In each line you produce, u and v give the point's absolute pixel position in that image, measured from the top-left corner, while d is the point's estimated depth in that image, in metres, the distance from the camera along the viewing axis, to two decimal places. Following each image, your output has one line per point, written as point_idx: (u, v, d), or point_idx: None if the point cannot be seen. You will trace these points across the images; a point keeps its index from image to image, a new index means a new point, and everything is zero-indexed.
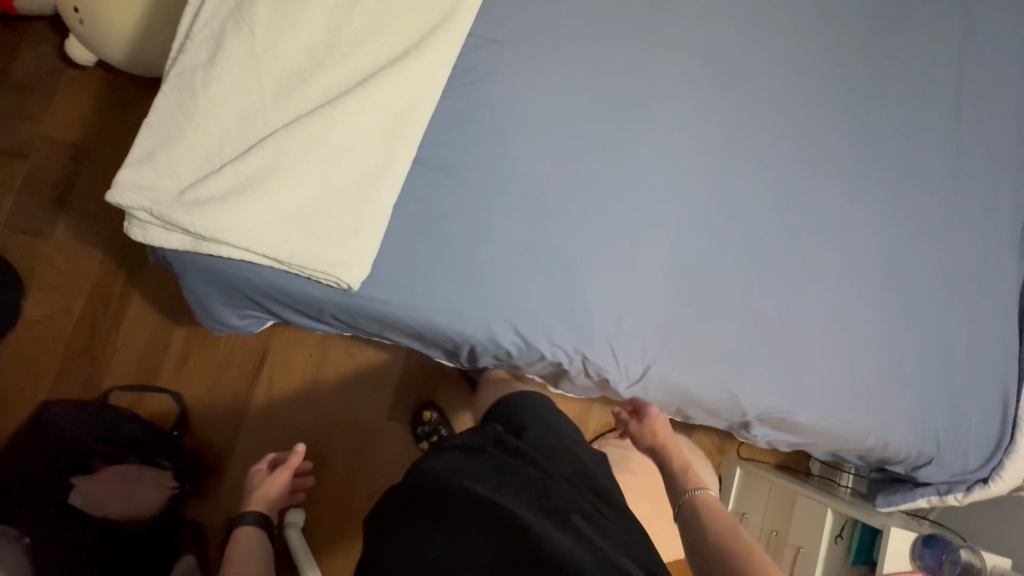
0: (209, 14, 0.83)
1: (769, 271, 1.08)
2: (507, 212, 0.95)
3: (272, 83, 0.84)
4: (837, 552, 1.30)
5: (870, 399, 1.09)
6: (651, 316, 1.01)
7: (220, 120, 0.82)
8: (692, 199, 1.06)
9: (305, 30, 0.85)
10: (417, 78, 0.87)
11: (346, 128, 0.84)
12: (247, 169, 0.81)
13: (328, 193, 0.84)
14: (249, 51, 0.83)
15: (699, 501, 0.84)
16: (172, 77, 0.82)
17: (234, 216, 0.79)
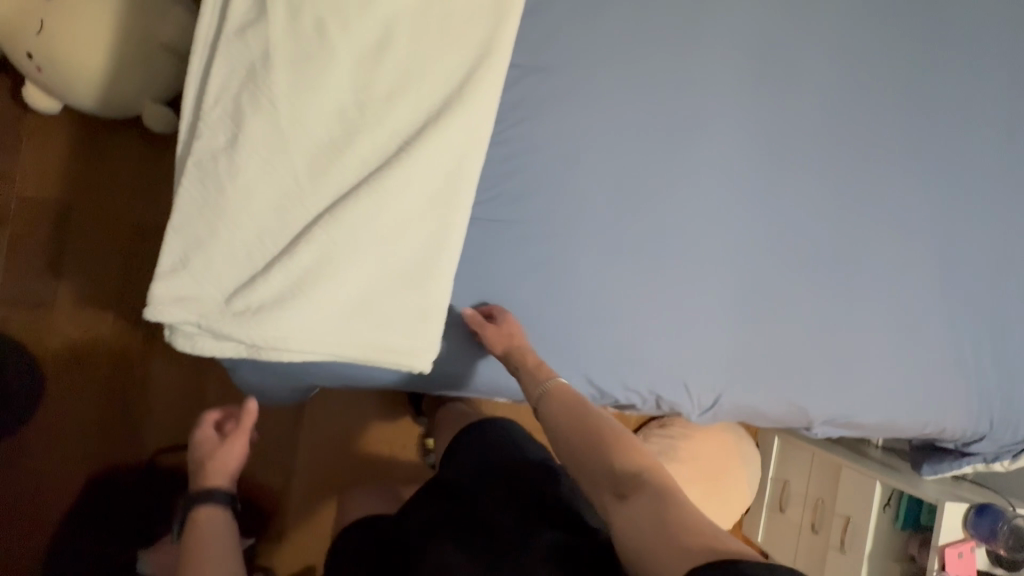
0: (217, 88, 0.72)
1: (829, 277, 1.06)
2: (569, 260, 0.91)
3: (305, 161, 0.74)
4: (885, 519, 1.37)
5: (930, 390, 1.11)
6: (719, 343, 1.00)
7: (257, 213, 0.73)
8: (749, 212, 1.02)
9: (332, 96, 0.75)
10: (464, 130, 0.78)
11: (395, 204, 0.76)
12: (297, 267, 0.73)
13: (385, 277, 0.77)
14: (274, 128, 0.72)
15: (548, 395, 0.80)
16: (190, 168, 0.72)
17: (293, 321, 0.73)
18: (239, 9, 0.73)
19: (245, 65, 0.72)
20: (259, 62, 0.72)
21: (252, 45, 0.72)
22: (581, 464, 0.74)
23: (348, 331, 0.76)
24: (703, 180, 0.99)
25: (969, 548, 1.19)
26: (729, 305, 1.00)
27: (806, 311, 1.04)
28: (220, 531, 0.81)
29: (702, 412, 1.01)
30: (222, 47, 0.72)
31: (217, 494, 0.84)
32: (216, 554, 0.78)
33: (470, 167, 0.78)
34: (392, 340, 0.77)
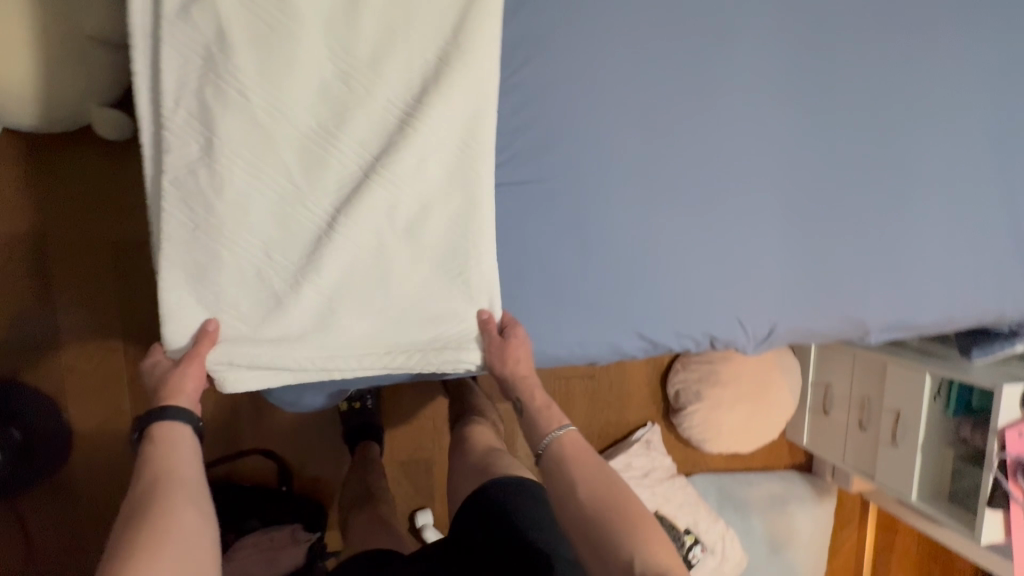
0: (176, 88, 0.67)
1: (871, 179, 1.00)
2: (606, 212, 0.83)
3: (297, 156, 0.70)
4: (936, 408, 1.36)
5: (986, 278, 1.07)
6: (769, 270, 0.93)
7: (261, 224, 0.70)
8: (780, 120, 0.94)
9: (308, 72, 0.68)
10: (470, 88, 0.72)
11: (408, 185, 0.71)
12: (322, 275, 0.70)
13: (416, 267, 0.74)
14: (254, 125, 0.68)
15: (569, 458, 0.81)
16: (170, 187, 0.68)
17: (331, 327, 0.72)
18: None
19: (198, 53, 0.66)
20: (219, 48, 0.66)
21: (201, 29, 0.66)
22: (594, 542, 0.74)
23: (389, 328, 0.74)
24: (729, 93, 0.91)
25: None
26: (774, 227, 0.93)
27: (852, 220, 0.98)
28: (185, 452, 0.68)
29: (757, 344, 0.96)
30: (167, 38, 0.66)
31: (181, 416, 0.70)
32: (184, 480, 0.65)
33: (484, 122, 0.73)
34: (445, 329, 0.77)
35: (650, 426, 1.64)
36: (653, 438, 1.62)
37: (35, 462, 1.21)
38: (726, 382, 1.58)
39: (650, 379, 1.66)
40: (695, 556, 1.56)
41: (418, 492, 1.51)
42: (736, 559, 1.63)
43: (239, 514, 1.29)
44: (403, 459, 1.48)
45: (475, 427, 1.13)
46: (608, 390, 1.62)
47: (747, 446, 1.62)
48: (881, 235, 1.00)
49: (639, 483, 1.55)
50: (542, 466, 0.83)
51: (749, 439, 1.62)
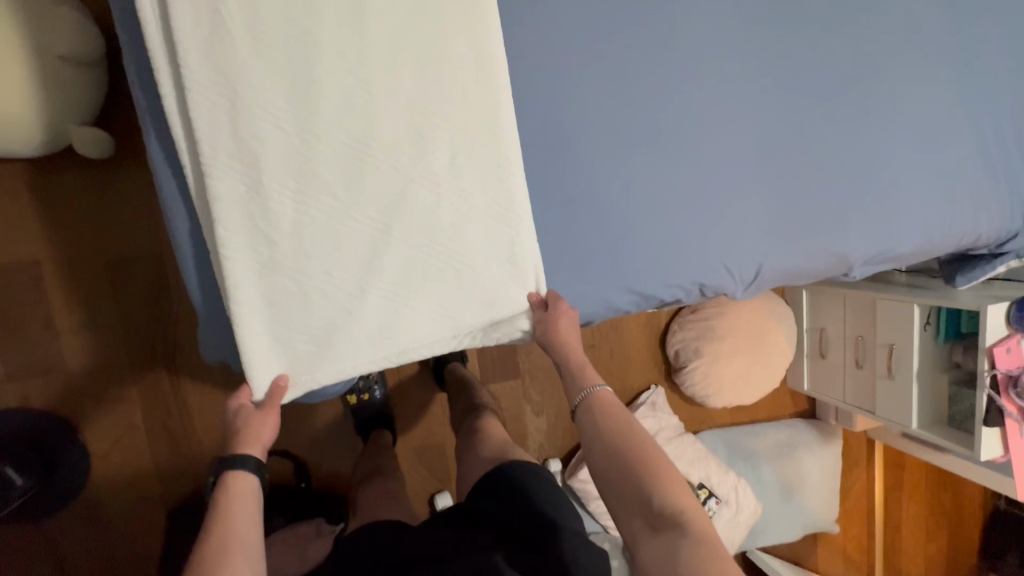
0: (210, 128, 0.65)
1: (840, 116, 1.02)
2: (585, 173, 0.86)
3: (337, 159, 0.69)
4: (928, 337, 1.40)
5: (962, 202, 1.10)
6: (751, 213, 0.96)
7: (318, 237, 0.70)
8: (746, 67, 0.96)
9: (331, 87, 0.68)
10: (472, 57, 0.72)
11: (453, 189, 0.73)
12: (385, 283, 0.73)
13: (479, 249, 0.76)
14: (293, 152, 0.68)
15: (599, 405, 0.81)
16: (227, 229, 0.67)
17: (402, 329, 0.75)
18: (187, 26, 0.63)
19: (225, 91, 0.65)
20: (245, 83, 0.65)
21: (222, 64, 0.64)
22: (618, 484, 0.75)
23: (469, 320, 0.77)
24: (692, 44, 0.93)
25: (1015, 342, 1.22)
26: (750, 170, 0.96)
27: (826, 159, 1.01)
28: (251, 506, 0.68)
29: (746, 287, 0.99)
30: (192, 80, 0.64)
31: (247, 464, 0.69)
32: (246, 539, 0.65)
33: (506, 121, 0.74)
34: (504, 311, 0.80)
35: (654, 388, 1.67)
36: (658, 399, 1.65)
37: (56, 482, 1.22)
38: (723, 336, 1.61)
39: (649, 343, 1.69)
40: (710, 509, 1.60)
41: (434, 476, 1.54)
42: (751, 506, 1.66)
43: (262, 514, 1.31)
44: (417, 445, 1.51)
45: (487, 420, 1.19)
46: (608, 358, 1.65)
47: (749, 398, 1.66)
48: (857, 168, 1.03)
49: None
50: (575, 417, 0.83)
51: (749, 391, 1.66)
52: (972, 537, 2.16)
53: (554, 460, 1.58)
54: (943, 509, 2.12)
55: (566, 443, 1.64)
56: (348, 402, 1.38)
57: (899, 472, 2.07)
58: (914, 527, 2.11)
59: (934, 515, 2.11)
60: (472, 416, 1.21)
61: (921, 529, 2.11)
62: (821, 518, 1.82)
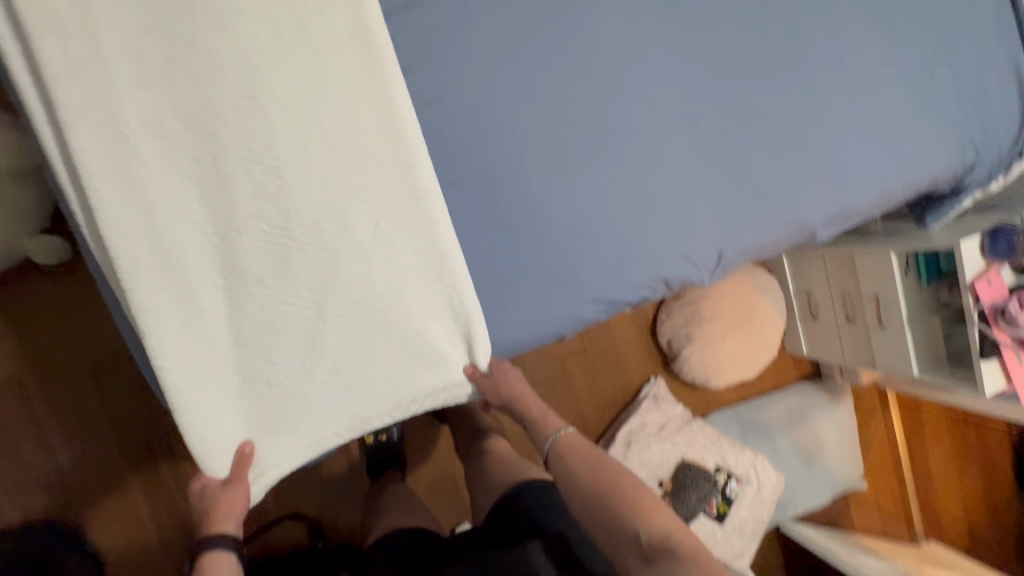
0: (126, 239, 0.63)
1: (773, 90, 1.02)
2: (530, 194, 0.85)
3: (260, 247, 0.67)
4: (911, 282, 1.39)
5: (912, 146, 1.11)
6: (701, 204, 0.96)
7: (252, 328, 0.68)
8: (673, 59, 0.97)
9: (243, 177, 0.66)
10: (374, 109, 0.70)
11: (382, 256, 0.71)
12: (330, 360, 0.71)
13: (415, 305, 0.74)
14: (215, 249, 0.66)
15: (565, 446, 0.90)
16: (160, 337, 0.64)
17: (354, 399, 0.74)
18: (86, 144, 0.61)
19: (133, 198, 0.63)
20: (154, 187, 0.64)
21: (126, 171, 0.63)
22: (601, 525, 0.84)
23: (416, 380, 0.76)
24: (612, 41, 0.92)
25: (995, 273, 1.21)
26: (691, 160, 0.96)
27: (769, 133, 1.01)
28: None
29: (712, 272, 0.99)
30: (99, 200, 0.62)
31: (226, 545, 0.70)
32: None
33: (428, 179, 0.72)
34: (449, 363, 0.77)
35: (654, 381, 1.66)
36: (660, 391, 1.64)
37: None
38: (712, 317, 1.59)
39: (641, 336, 1.68)
40: (732, 491, 1.59)
41: (452, 509, 1.52)
42: (772, 479, 1.65)
43: None
44: (428, 481, 1.50)
45: (494, 439, 1.18)
46: (602, 359, 1.64)
47: (750, 372, 1.65)
48: (800, 138, 1.03)
49: (657, 437, 1.57)
50: (549, 465, 0.91)
51: (750, 365, 1.65)
52: None
53: None
54: (968, 444, 2.10)
55: None
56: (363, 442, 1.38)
57: (919, 415, 2.05)
58: (944, 468, 2.08)
59: (962, 453, 2.08)
60: (477, 440, 1.20)
61: (951, 468, 2.09)
62: (845, 478, 1.80)
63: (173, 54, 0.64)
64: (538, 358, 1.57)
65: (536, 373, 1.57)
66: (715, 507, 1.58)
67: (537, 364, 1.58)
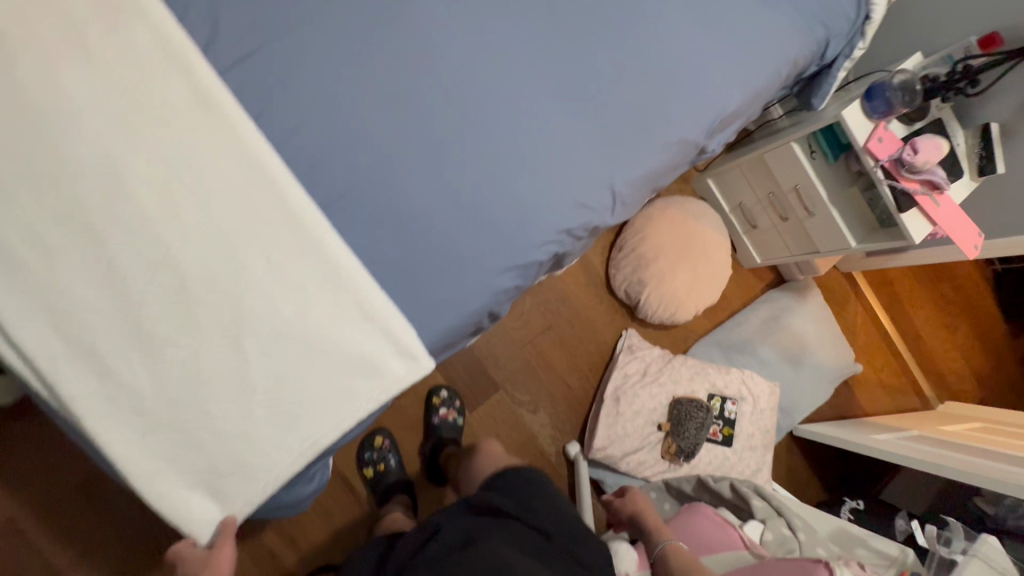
0: (39, 342, 0.68)
1: (620, 19, 1.03)
2: (409, 189, 0.86)
3: (163, 311, 0.72)
4: (819, 164, 1.45)
5: (764, 39, 1.15)
6: (580, 147, 0.98)
7: (178, 387, 0.72)
8: (514, 17, 0.97)
9: (129, 255, 0.71)
10: (237, 162, 0.76)
11: (281, 286, 0.77)
12: (260, 394, 0.75)
13: (330, 321, 0.79)
14: (122, 326, 0.71)
15: (668, 551, 0.95)
16: (99, 418, 0.69)
17: (299, 422, 0.77)
18: None
19: (35, 304, 0.68)
20: (50, 289, 0.69)
21: (20, 283, 0.68)
22: None
23: (354, 388, 0.80)
24: (443, 13, 0.92)
25: (883, 130, 1.26)
26: (557, 107, 0.97)
27: (628, 63, 1.03)
28: None
29: (612, 209, 1.03)
30: (4, 315, 0.67)
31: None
32: None
33: (301, 202, 0.78)
34: (383, 362, 0.81)
35: (626, 333, 1.69)
36: (634, 341, 1.67)
37: None
38: (656, 257, 1.63)
39: (599, 296, 1.72)
40: (731, 412, 1.63)
41: None
42: (765, 389, 1.70)
43: None
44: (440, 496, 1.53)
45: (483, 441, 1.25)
46: (570, 330, 1.68)
47: (712, 297, 1.69)
48: (658, 56, 1.05)
49: (642, 383, 1.61)
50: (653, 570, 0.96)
51: (710, 290, 1.69)
52: (990, 307, 2.19)
53: (571, 443, 1.60)
54: (948, 299, 2.15)
55: (574, 424, 1.66)
56: (366, 477, 1.44)
57: (891, 287, 2.09)
58: (933, 327, 2.13)
59: (942, 308, 2.15)
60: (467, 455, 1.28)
61: (938, 327, 2.14)
62: (834, 366, 1.85)
63: (32, 170, 0.69)
64: (508, 347, 1.62)
65: (512, 360, 1.62)
66: (719, 433, 1.61)
67: (509, 352, 1.62)
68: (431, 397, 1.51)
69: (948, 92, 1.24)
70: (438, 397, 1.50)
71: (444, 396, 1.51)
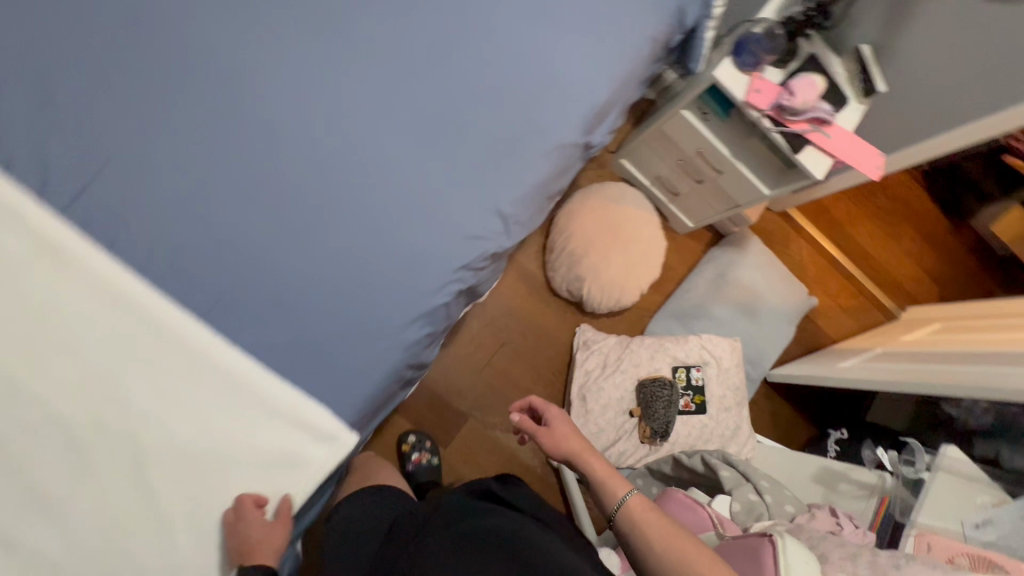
0: None
1: (465, 45, 1.02)
2: (286, 276, 0.85)
3: (60, 466, 0.73)
4: (714, 124, 1.46)
5: (615, 24, 1.15)
6: (454, 183, 0.97)
7: (94, 535, 0.72)
8: (356, 74, 0.95)
9: (8, 421, 0.72)
10: (101, 301, 0.77)
11: (175, 410, 0.77)
12: (180, 519, 0.76)
13: (236, 427, 0.80)
14: (21, 492, 0.71)
15: (629, 505, 0.88)
16: None
17: (229, 533, 0.79)
18: None
19: None
20: None
21: None
22: None
23: (279, 483, 0.82)
24: (278, 89, 0.90)
25: (758, 81, 1.27)
26: (422, 150, 0.96)
27: (483, 86, 1.02)
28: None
29: (505, 231, 1.03)
30: None
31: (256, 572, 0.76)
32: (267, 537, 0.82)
33: (174, 320, 0.78)
34: (301, 450, 0.83)
35: (580, 330, 1.70)
36: (588, 335, 1.68)
37: None
38: (587, 250, 1.64)
39: (545, 300, 1.72)
40: (697, 379, 1.65)
41: None
42: (726, 347, 1.71)
43: None
44: None
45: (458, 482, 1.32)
46: (524, 341, 1.69)
47: (652, 274, 1.71)
48: (512, 72, 1.04)
49: (605, 375, 1.62)
50: (612, 526, 0.89)
51: (649, 267, 1.70)
52: (925, 206, 2.24)
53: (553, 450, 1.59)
54: (885, 209, 2.19)
55: None
56: None
57: (828, 213, 2.12)
58: (878, 240, 2.17)
59: (882, 219, 2.18)
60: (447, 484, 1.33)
61: (883, 239, 2.17)
62: (788, 305, 1.88)
63: None
64: (469, 375, 1.63)
65: (474, 385, 1.63)
66: (691, 403, 1.62)
67: (469, 379, 1.63)
68: (401, 445, 1.51)
69: (808, 29, 1.30)
70: (406, 443, 1.51)
71: (412, 440, 1.51)
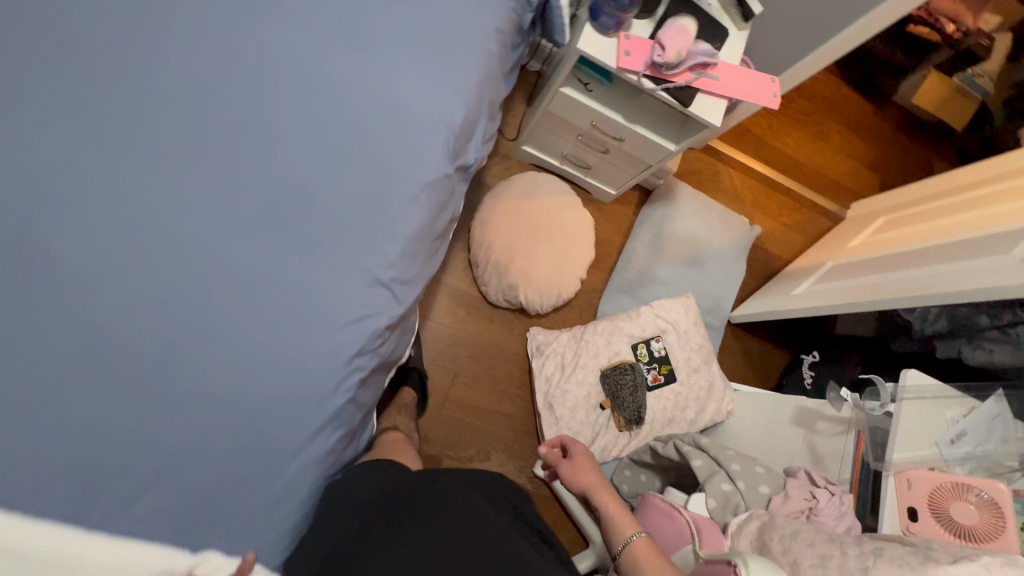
0: None
1: (285, 112, 0.90)
2: (157, 441, 0.76)
3: None
4: (598, 93, 1.36)
5: (451, 30, 1.02)
6: (318, 271, 0.87)
7: None
8: (166, 187, 0.82)
9: None
10: None
11: None
12: None
13: None
14: None
15: (639, 545, 0.87)
16: None
17: None
18: None
19: None
20: None
21: None
22: None
23: None
24: (80, 230, 0.78)
25: (626, 43, 1.16)
26: (269, 248, 0.85)
27: (318, 151, 0.90)
28: None
29: (394, 296, 0.94)
30: None
31: None
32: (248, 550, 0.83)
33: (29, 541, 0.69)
34: None
35: (531, 335, 1.62)
36: (539, 339, 1.61)
37: None
38: (512, 255, 1.55)
39: (487, 315, 1.64)
40: (659, 350, 1.60)
41: None
42: (679, 309, 1.65)
43: None
44: None
45: None
46: (477, 363, 1.61)
47: (585, 257, 1.63)
48: (347, 124, 0.92)
49: (566, 375, 1.56)
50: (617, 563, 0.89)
51: (579, 252, 1.63)
52: (845, 93, 2.17)
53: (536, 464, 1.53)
54: (806, 111, 2.12)
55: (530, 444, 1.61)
56: None
57: (750, 133, 2.04)
58: (807, 144, 2.10)
59: (806, 121, 2.11)
60: None
61: (812, 142, 2.11)
62: (732, 243, 1.82)
63: None
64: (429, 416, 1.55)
65: (438, 424, 1.55)
66: (658, 375, 1.58)
67: (432, 420, 1.55)
68: None
69: None
70: None
71: None
